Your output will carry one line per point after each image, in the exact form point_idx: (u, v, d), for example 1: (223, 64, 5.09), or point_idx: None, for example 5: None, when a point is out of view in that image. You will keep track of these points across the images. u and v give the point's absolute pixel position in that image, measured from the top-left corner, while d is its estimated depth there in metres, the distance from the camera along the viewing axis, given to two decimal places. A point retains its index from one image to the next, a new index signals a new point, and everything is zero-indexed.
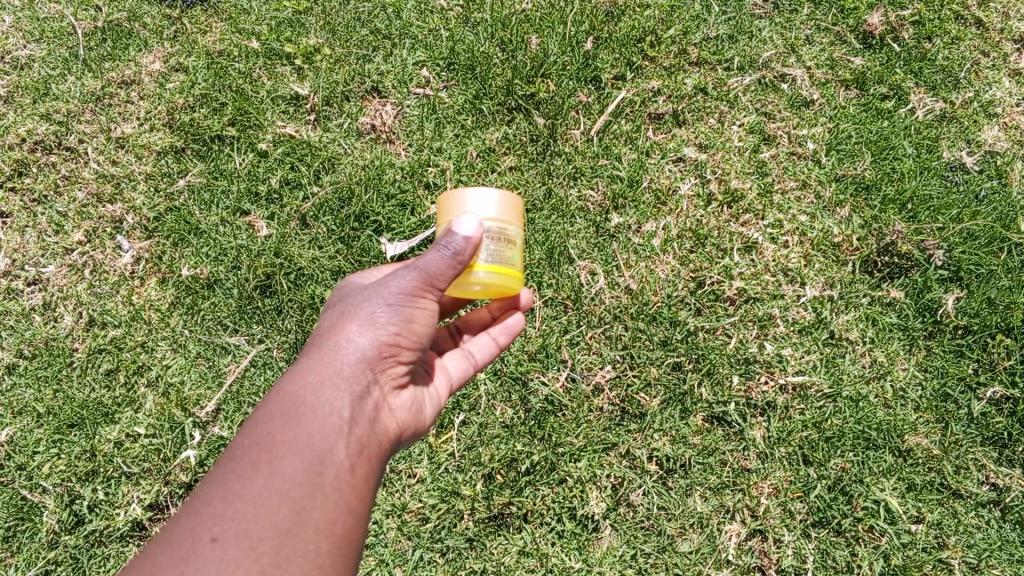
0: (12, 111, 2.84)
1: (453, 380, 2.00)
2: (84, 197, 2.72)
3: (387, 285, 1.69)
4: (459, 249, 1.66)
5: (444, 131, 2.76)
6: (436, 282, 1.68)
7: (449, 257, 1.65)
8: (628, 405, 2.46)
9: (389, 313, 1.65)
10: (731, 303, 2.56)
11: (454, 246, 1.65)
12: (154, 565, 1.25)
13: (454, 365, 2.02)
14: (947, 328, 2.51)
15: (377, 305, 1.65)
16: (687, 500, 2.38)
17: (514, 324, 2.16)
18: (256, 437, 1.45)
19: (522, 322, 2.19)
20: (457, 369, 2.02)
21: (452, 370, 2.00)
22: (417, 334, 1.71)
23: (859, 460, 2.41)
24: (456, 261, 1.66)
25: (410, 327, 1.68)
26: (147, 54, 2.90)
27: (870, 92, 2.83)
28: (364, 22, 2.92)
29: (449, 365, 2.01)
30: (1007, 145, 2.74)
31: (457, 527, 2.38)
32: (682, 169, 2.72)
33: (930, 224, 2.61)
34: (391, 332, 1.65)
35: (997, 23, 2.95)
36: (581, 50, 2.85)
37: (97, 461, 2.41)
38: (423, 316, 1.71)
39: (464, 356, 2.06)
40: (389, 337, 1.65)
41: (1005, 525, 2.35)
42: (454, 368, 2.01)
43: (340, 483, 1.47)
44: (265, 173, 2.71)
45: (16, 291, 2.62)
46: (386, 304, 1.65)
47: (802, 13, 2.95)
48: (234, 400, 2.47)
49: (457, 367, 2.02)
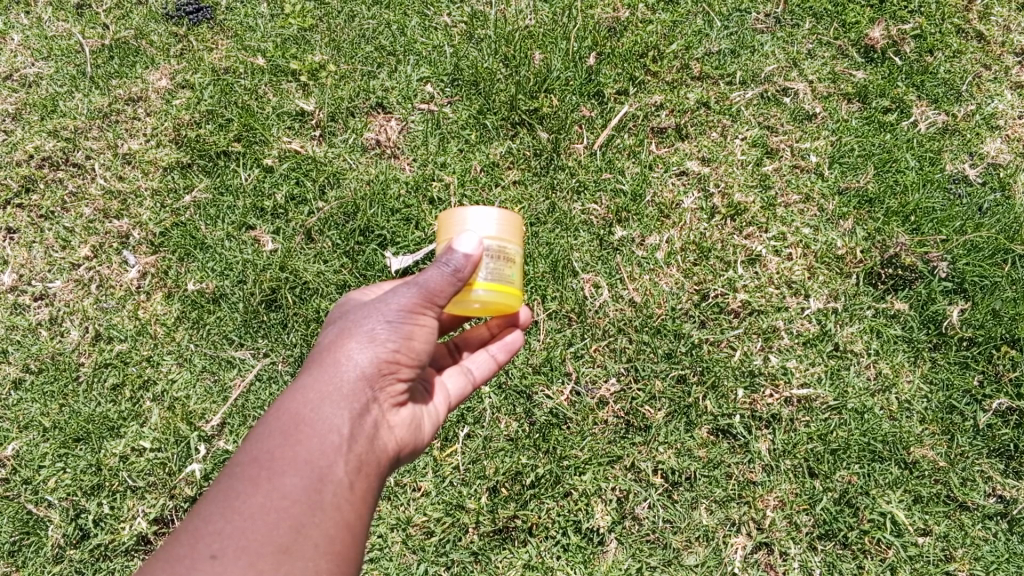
0: (19, 129, 2.87)
1: (452, 398, 2.00)
2: (90, 213, 2.74)
3: (387, 301, 1.69)
4: (459, 267, 1.67)
5: (447, 146, 2.78)
6: (436, 299, 1.69)
7: (449, 274, 1.66)
8: (633, 418, 2.46)
9: (389, 330, 1.65)
10: (736, 315, 2.56)
11: (454, 264, 1.66)
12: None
13: (453, 383, 2.02)
14: (952, 340, 2.51)
15: (376, 322, 1.66)
16: (693, 513, 2.38)
17: (514, 341, 2.17)
18: (257, 454, 1.46)
19: (522, 339, 2.19)
20: (456, 386, 2.02)
21: (451, 387, 2.01)
22: (416, 351, 1.71)
23: (865, 472, 2.40)
24: (456, 278, 1.67)
25: (409, 344, 1.68)
26: (154, 71, 2.93)
27: (872, 105, 2.84)
28: (369, 40, 2.95)
29: (449, 382, 2.01)
30: (1010, 157, 2.75)
31: (462, 540, 2.37)
32: (685, 182, 2.73)
33: (934, 236, 2.61)
34: (391, 349, 1.65)
35: (999, 36, 2.96)
36: (584, 65, 2.88)
37: (102, 475, 2.42)
38: (423, 334, 1.71)
39: (463, 373, 2.06)
40: (389, 354, 1.65)
41: (1012, 536, 2.35)
42: (452, 385, 2.02)
43: (340, 500, 1.47)
44: (271, 188, 2.73)
45: (22, 306, 2.63)
46: (385, 322, 1.65)
47: (804, 28, 2.97)
48: (239, 414, 2.48)
49: (455, 385, 2.02)
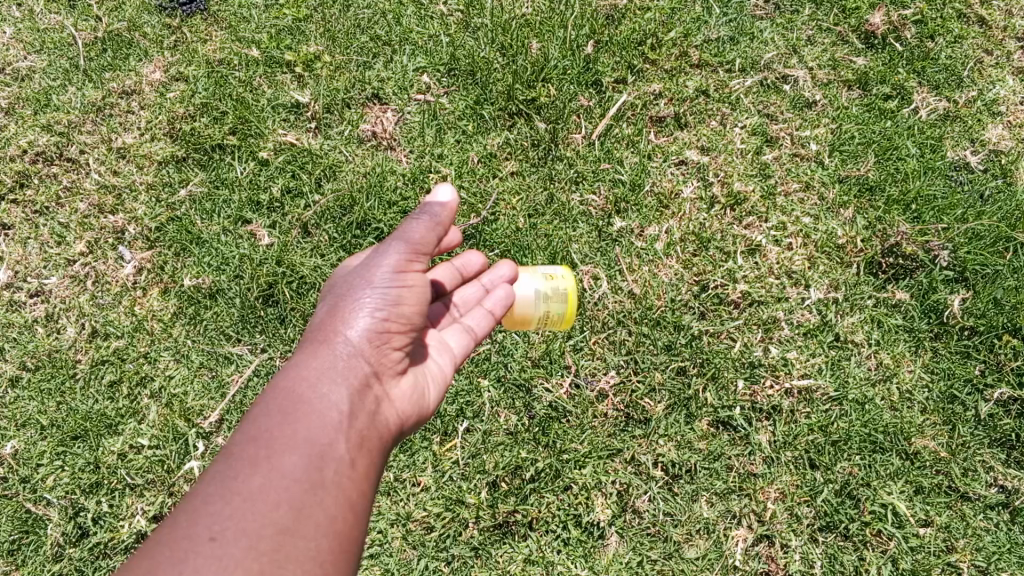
0: (13, 123, 2.84)
1: (456, 356, 1.98)
2: (85, 208, 2.72)
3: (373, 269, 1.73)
4: (436, 213, 1.83)
5: (444, 137, 2.76)
6: (420, 248, 1.78)
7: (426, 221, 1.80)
8: (632, 411, 2.45)
9: (379, 299, 1.68)
10: (736, 307, 2.55)
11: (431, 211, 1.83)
12: (154, 562, 1.24)
13: (455, 341, 2.01)
14: (954, 329, 2.50)
15: (365, 292, 1.68)
16: (693, 506, 2.37)
17: (509, 295, 2.16)
18: (256, 434, 1.44)
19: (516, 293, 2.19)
20: (458, 344, 2.01)
21: (453, 346, 1.99)
22: (407, 316, 1.73)
23: (866, 463, 2.39)
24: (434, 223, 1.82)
25: (399, 310, 1.70)
26: (147, 64, 2.90)
27: (873, 92, 2.81)
28: (364, 29, 2.92)
29: (450, 341, 2.00)
30: (1011, 144, 2.73)
31: (462, 535, 2.36)
32: (684, 172, 2.71)
33: (935, 224, 2.59)
34: (381, 319, 1.67)
35: (1000, 21, 2.94)
36: (581, 54, 2.85)
37: (100, 473, 2.40)
38: (412, 296, 1.74)
39: (464, 330, 2.04)
40: (380, 323, 1.67)
41: (1014, 527, 2.33)
42: (455, 342, 2.00)
43: (341, 478, 1.45)
44: (267, 182, 2.71)
45: (18, 303, 2.62)
46: (374, 291, 1.68)
47: (803, 14, 2.95)
48: (238, 410, 2.46)
49: (457, 343, 2.00)
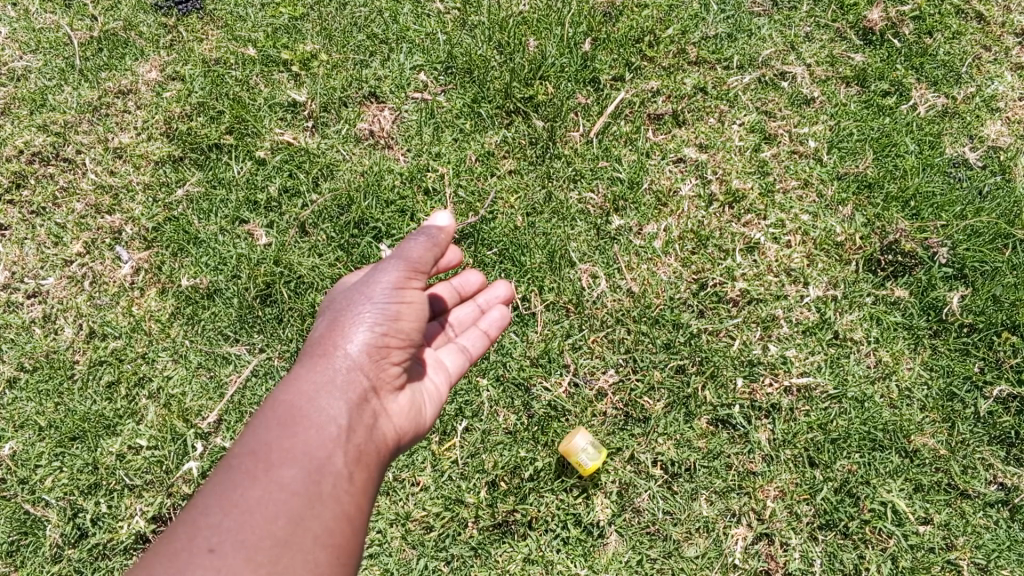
0: (9, 123, 2.83)
1: (451, 374, 2.00)
2: (82, 209, 2.71)
3: (372, 285, 1.74)
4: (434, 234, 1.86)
5: (442, 135, 2.75)
6: (418, 268, 1.80)
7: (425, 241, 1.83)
8: (631, 409, 2.44)
9: (378, 314, 1.68)
10: (735, 304, 2.54)
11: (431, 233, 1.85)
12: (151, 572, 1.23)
13: (450, 360, 2.03)
14: (953, 326, 2.49)
15: (364, 307, 1.68)
16: (693, 504, 2.37)
17: (501, 317, 2.22)
18: (255, 447, 1.44)
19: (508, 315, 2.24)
20: (454, 362, 2.03)
21: (449, 365, 2.01)
22: (406, 332, 1.74)
23: (865, 461, 2.39)
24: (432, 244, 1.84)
25: (398, 325, 1.71)
26: (143, 63, 2.89)
27: (871, 88, 2.80)
28: (361, 27, 2.91)
29: (445, 360, 2.02)
30: (1010, 140, 2.72)
31: (462, 535, 2.36)
32: (682, 170, 2.70)
33: (934, 221, 2.58)
34: (380, 333, 1.67)
35: (999, 16, 2.93)
36: (579, 51, 2.85)
37: (98, 474, 2.40)
38: (411, 312, 1.75)
39: (458, 350, 2.07)
40: (380, 337, 1.67)
41: (1013, 524, 2.33)
42: (450, 361, 2.02)
43: (339, 491, 1.45)
44: (264, 181, 2.70)
45: (16, 304, 2.61)
46: (373, 306, 1.69)
47: (801, 10, 2.94)
48: (236, 410, 2.46)
49: (453, 362, 2.02)
